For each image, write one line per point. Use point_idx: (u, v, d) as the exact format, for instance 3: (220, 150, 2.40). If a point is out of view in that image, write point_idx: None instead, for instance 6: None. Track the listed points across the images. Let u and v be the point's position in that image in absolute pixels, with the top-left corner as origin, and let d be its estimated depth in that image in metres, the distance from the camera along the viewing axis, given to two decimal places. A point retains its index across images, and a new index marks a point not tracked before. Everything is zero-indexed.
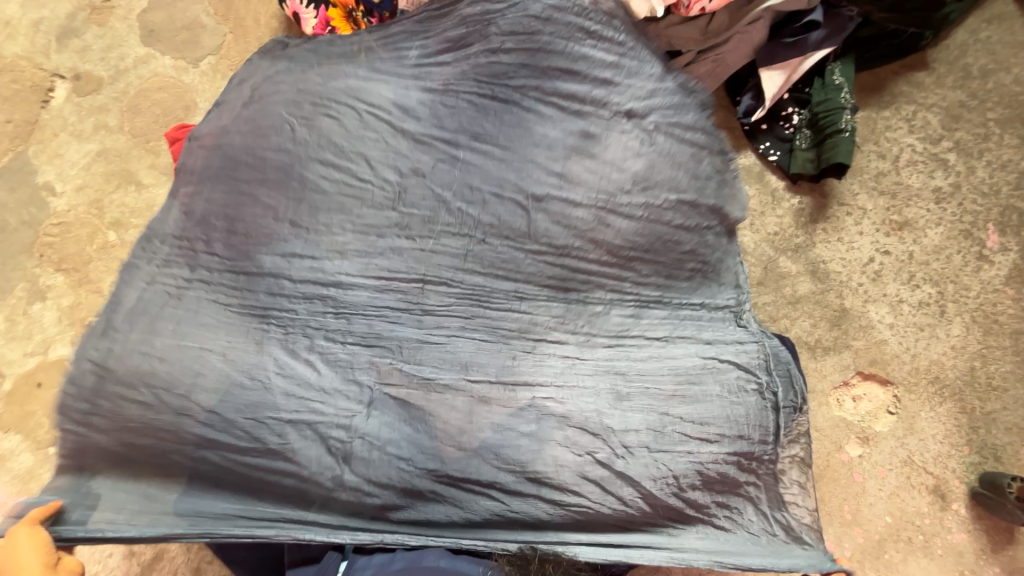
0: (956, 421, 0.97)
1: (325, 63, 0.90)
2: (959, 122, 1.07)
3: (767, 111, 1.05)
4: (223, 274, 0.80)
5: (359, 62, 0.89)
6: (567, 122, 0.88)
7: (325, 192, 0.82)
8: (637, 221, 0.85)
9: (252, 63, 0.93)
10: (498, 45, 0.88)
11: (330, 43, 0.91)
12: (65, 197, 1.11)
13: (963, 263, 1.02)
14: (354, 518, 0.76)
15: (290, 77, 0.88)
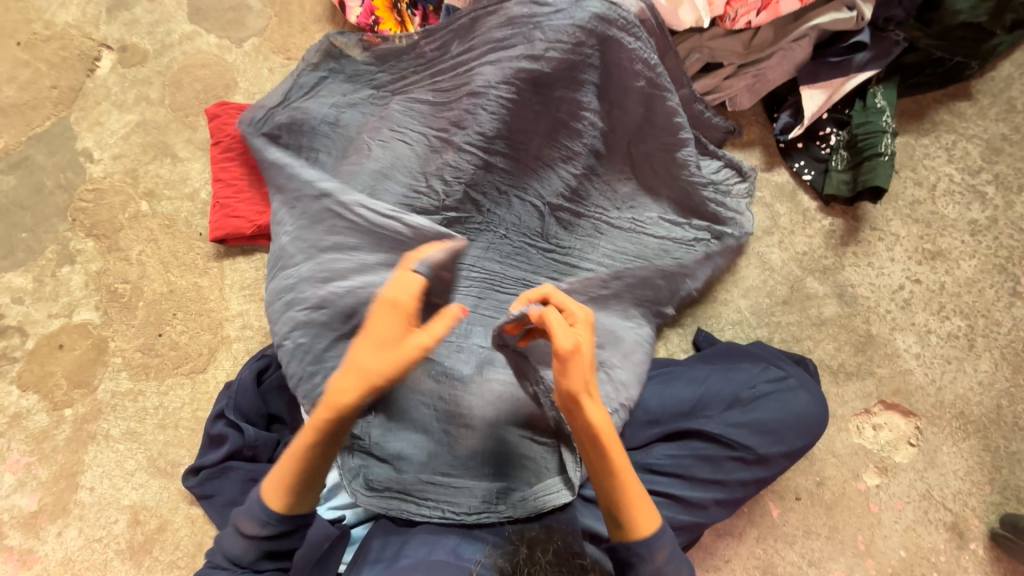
0: (979, 459, 0.94)
1: (394, 77, 0.97)
2: (999, 156, 1.06)
3: (805, 130, 1.05)
4: (277, 250, 0.90)
5: (424, 81, 0.95)
6: (592, 141, 0.95)
7: (379, 194, 0.91)
8: (626, 232, 0.99)
9: (315, 65, 0.97)
10: (542, 51, 0.87)
11: (399, 58, 0.96)
12: (102, 164, 1.13)
13: (996, 298, 1.00)
14: (366, 489, 0.80)
15: (359, 90, 0.98)
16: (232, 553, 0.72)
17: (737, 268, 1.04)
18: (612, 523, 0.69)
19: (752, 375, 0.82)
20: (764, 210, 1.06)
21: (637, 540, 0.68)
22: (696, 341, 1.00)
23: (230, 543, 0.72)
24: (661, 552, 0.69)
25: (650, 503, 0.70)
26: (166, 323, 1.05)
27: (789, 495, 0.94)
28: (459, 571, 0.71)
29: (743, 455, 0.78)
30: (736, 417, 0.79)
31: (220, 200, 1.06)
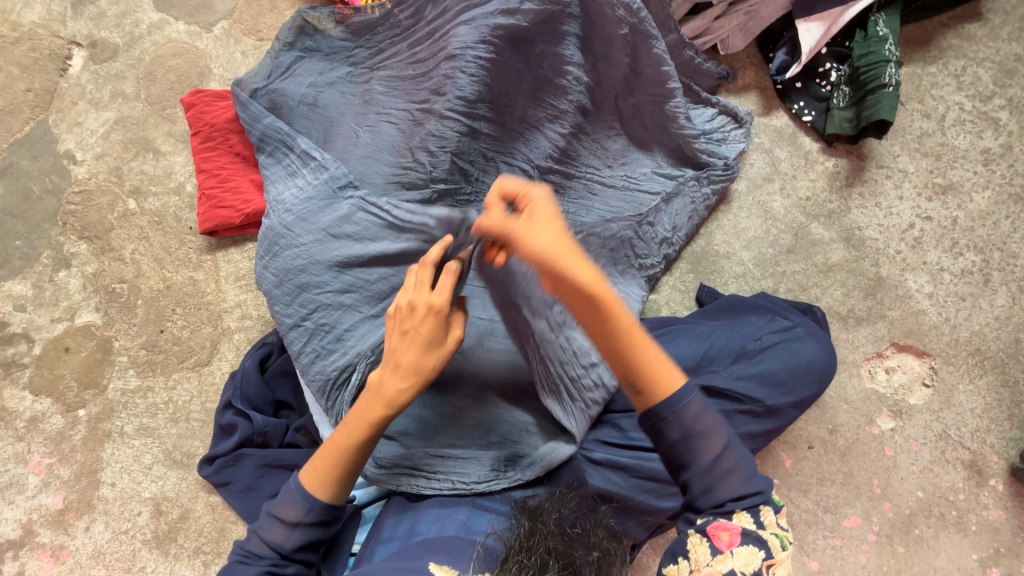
0: (997, 395, 0.92)
1: (369, 48, 0.93)
2: (1013, 78, 0.99)
3: (803, 68, 0.99)
4: (268, 235, 0.88)
5: (398, 49, 0.91)
6: (578, 97, 0.90)
7: (365, 174, 0.89)
8: (618, 190, 0.96)
9: (287, 43, 0.93)
10: (516, 5, 0.82)
11: (373, 29, 0.92)
12: (86, 165, 1.12)
13: (1012, 229, 0.96)
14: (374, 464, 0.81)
15: (335, 66, 0.94)
16: (272, 542, 0.68)
17: (738, 219, 1.01)
18: (634, 391, 0.65)
19: (758, 327, 0.80)
20: (763, 156, 1.02)
21: (663, 399, 0.63)
22: (699, 297, 0.98)
23: (269, 532, 0.69)
24: (692, 406, 0.64)
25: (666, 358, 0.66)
26: (166, 319, 1.05)
27: (801, 444, 0.93)
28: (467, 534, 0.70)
29: (753, 408, 0.75)
30: (743, 370, 0.77)
31: (206, 191, 1.04)
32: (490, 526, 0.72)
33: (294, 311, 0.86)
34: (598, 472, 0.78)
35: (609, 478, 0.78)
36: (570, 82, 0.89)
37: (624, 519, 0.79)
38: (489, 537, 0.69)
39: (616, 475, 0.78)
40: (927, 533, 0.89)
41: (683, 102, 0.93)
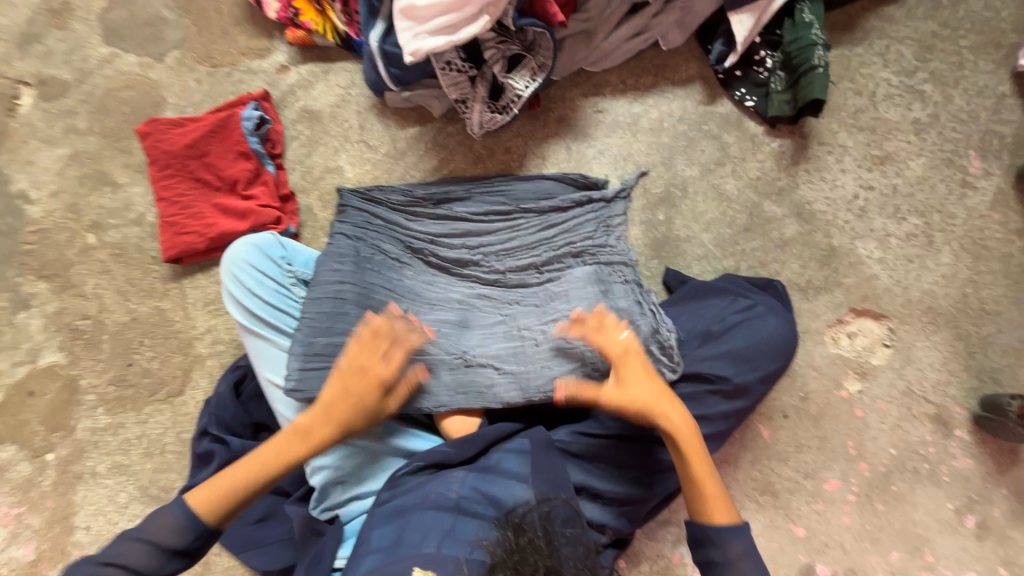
0: (952, 348, 0.96)
1: (352, 87, 1.11)
2: (932, 53, 1.07)
3: (739, 57, 1.05)
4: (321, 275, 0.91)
5: (370, 71, 1.04)
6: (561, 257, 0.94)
7: (468, 239, 0.97)
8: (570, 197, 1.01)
9: (379, 214, 0.97)
10: (458, 30, 0.90)
11: (358, 62, 1.12)
12: (41, 204, 1.10)
13: (947, 191, 1.02)
14: (368, 464, 0.82)
15: (332, 117, 1.10)
16: (268, 565, 0.89)
17: (696, 203, 1.04)
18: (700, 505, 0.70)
19: (720, 309, 0.84)
20: (713, 142, 1.06)
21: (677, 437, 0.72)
22: (666, 281, 1.01)
23: (253, 561, 0.90)
24: (737, 543, 0.68)
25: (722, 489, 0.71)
26: (134, 351, 1.03)
27: (776, 414, 0.95)
28: (468, 514, 0.71)
29: (723, 387, 0.79)
30: (710, 350, 0.81)
31: (167, 218, 1.04)
32: (476, 533, 0.69)
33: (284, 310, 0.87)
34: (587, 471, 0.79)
35: (591, 475, 0.79)
36: (511, 101, 0.99)
37: (606, 514, 0.78)
38: (475, 549, 0.66)
39: (608, 469, 0.79)
40: (903, 488, 0.92)
41: (611, 101, 1.08)
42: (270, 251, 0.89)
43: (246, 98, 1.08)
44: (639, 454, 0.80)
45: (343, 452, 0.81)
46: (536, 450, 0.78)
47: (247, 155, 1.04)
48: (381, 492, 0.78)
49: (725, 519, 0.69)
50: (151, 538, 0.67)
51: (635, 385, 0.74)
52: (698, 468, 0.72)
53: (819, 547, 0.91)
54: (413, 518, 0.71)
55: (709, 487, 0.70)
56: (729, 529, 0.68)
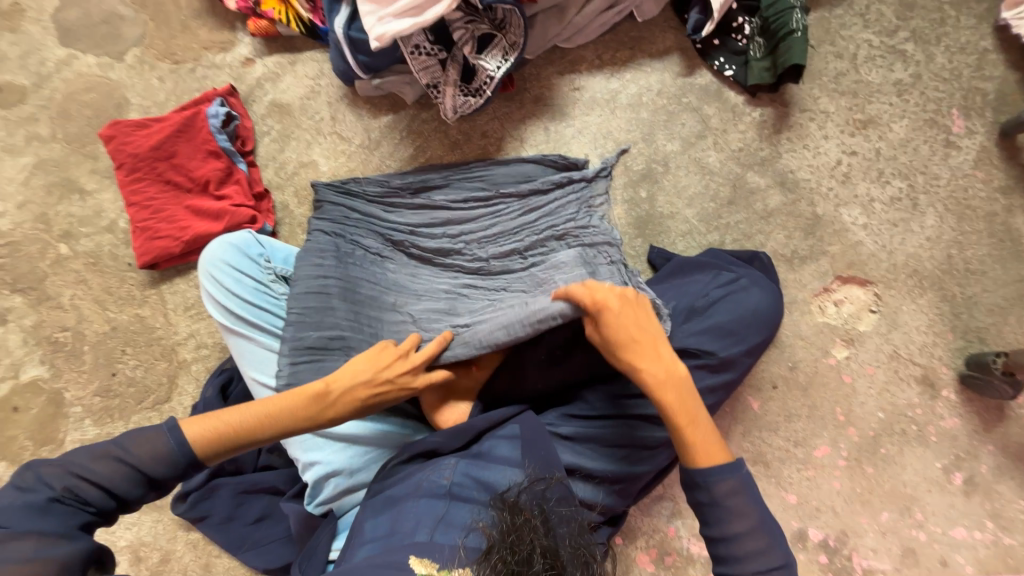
0: (938, 310, 0.97)
1: (320, 77, 1.08)
2: (913, 11, 1.04)
3: (716, 25, 1.02)
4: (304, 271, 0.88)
5: (337, 59, 1.00)
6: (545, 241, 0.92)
7: (448, 228, 0.95)
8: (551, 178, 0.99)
9: (356, 205, 0.95)
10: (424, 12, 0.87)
11: (325, 51, 1.08)
12: (9, 216, 1.07)
13: (931, 152, 1.01)
14: (361, 457, 0.82)
15: (302, 109, 1.07)
16: (267, 564, 0.88)
17: (678, 179, 1.03)
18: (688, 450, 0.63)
19: (704, 284, 0.84)
20: (693, 115, 1.04)
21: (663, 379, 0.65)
22: (651, 259, 1.00)
23: (253, 559, 0.89)
24: (725, 484, 0.60)
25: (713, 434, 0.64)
26: (117, 360, 1.02)
27: (766, 386, 0.95)
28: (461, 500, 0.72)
29: (709, 361, 0.78)
30: (695, 326, 0.79)
31: (140, 223, 1.01)
32: (473, 518, 0.69)
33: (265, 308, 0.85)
34: (576, 452, 0.78)
35: (582, 456, 0.79)
36: (483, 82, 0.96)
37: (598, 492, 0.78)
38: (472, 534, 0.67)
39: (599, 449, 0.79)
40: (893, 450, 0.93)
41: (588, 77, 1.05)
42: (246, 249, 0.87)
43: (211, 94, 1.05)
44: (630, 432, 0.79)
45: (335, 447, 0.81)
46: (528, 433, 0.77)
47: (217, 154, 1.01)
48: (374, 484, 0.78)
49: (712, 466, 0.61)
50: (104, 476, 0.57)
51: (619, 324, 0.67)
52: (684, 420, 0.64)
53: (811, 513, 0.92)
54: (407, 508, 0.71)
55: (692, 441, 0.63)
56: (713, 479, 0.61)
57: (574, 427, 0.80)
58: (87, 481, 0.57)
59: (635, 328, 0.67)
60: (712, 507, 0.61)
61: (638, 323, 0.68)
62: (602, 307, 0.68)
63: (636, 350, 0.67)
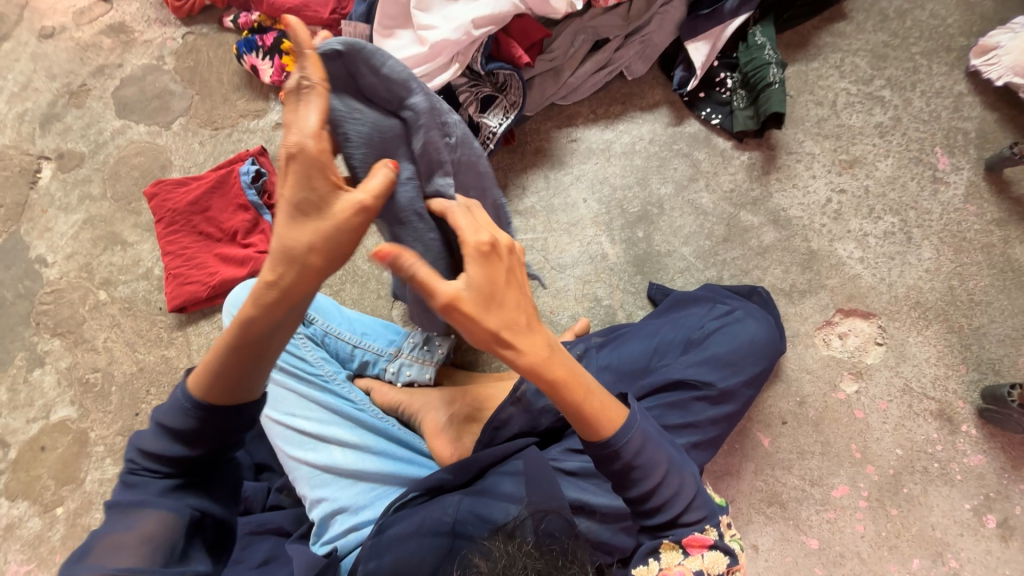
0: (946, 341, 0.96)
1: None
2: (886, 61, 1.12)
3: (700, 80, 1.11)
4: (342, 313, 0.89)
5: None
6: None
7: None
8: None
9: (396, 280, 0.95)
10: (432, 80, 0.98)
11: None
12: (57, 266, 1.17)
13: (919, 189, 1.05)
14: (367, 495, 0.83)
15: None
16: None
17: (673, 219, 1.08)
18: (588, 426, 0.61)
19: (700, 316, 0.86)
20: (684, 160, 1.10)
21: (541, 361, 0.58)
22: (650, 295, 1.03)
23: None
24: (634, 441, 0.62)
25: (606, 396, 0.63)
26: (141, 400, 1.07)
27: (775, 421, 0.94)
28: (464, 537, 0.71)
29: (708, 393, 0.78)
30: (693, 357, 0.81)
31: (173, 271, 1.10)
32: (471, 551, 0.66)
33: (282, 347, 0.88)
34: (580, 488, 0.79)
35: (586, 492, 0.78)
36: (486, 137, 1.04)
37: (605, 530, 0.76)
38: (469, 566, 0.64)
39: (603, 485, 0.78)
40: (916, 489, 0.89)
41: (583, 129, 1.14)
42: None
43: (244, 154, 1.16)
44: None
45: (342, 483, 0.83)
46: (530, 469, 0.78)
47: (246, 207, 1.11)
48: (378, 521, 0.78)
49: (615, 430, 0.61)
50: (152, 445, 0.57)
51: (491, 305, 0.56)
52: (578, 390, 0.60)
53: (835, 559, 0.88)
54: (410, 545, 0.71)
55: (592, 407, 0.61)
56: (620, 443, 0.61)
57: (578, 462, 0.80)
58: (141, 451, 0.57)
59: (513, 291, 0.57)
60: (631, 472, 0.62)
61: (518, 283, 0.58)
62: (480, 269, 0.55)
63: (520, 324, 0.57)
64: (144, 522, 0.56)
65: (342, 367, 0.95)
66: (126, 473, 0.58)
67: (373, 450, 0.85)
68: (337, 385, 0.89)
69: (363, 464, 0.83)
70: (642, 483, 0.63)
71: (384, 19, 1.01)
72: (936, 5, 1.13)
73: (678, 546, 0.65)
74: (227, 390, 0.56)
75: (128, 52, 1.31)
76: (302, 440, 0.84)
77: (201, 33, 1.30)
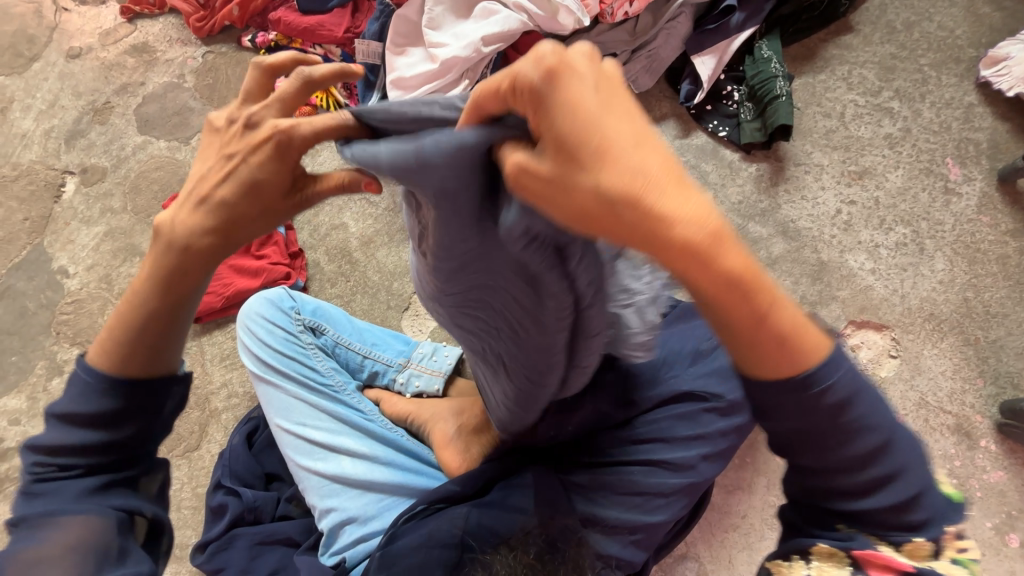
0: (962, 354, 0.94)
1: None
2: (894, 73, 1.12)
3: (707, 93, 1.12)
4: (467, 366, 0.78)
5: None
6: None
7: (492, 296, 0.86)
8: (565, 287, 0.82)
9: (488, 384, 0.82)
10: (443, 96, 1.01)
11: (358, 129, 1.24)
12: (78, 277, 1.20)
13: (931, 200, 1.04)
14: (377, 505, 0.82)
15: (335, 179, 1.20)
16: None
17: None
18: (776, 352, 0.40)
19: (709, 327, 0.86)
20: (692, 172, 1.11)
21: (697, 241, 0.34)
22: None
23: None
24: (823, 368, 0.41)
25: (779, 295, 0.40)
26: None
27: None
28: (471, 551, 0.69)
29: (717, 404, 0.79)
30: (702, 369, 0.81)
31: None
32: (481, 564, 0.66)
33: (292, 359, 0.89)
34: (592, 503, 0.77)
35: (598, 508, 0.77)
36: None
37: (616, 544, 0.76)
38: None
39: (615, 500, 0.77)
40: None
41: None
42: (279, 302, 0.93)
43: None
44: (645, 479, 0.77)
45: (352, 494, 0.83)
46: (541, 483, 0.77)
47: None
48: (387, 531, 0.78)
49: (803, 349, 0.40)
50: (55, 442, 0.50)
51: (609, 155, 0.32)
52: (751, 287, 0.37)
53: None
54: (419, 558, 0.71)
55: (775, 325, 0.39)
56: (818, 386, 0.41)
57: (588, 476, 0.79)
58: (44, 452, 0.51)
59: (620, 120, 0.33)
60: (824, 433, 0.42)
61: (629, 119, 0.33)
62: (551, 115, 0.33)
63: (652, 183, 0.33)
64: (60, 530, 0.49)
65: (352, 378, 0.96)
66: (28, 482, 0.51)
67: (383, 460, 0.85)
68: (347, 395, 0.90)
69: (372, 474, 0.84)
70: (845, 445, 0.43)
71: (397, 38, 1.05)
72: (944, 17, 1.14)
73: (846, 559, 0.44)
74: (139, 355, 0.51)
75: (151, 71, 1.36)
76: (313, 450, 0.85)
77: (220, 52, 1.34)
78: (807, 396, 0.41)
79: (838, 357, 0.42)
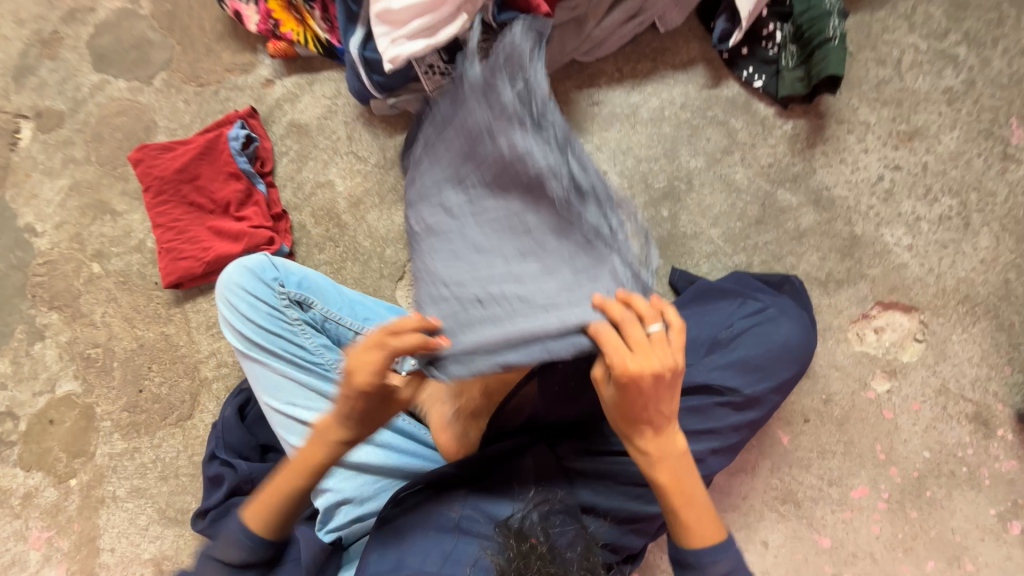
0: (993, 340, 0.88)
1: (338, 96, 1.08)
2: (967, 11, 0.95)
3: (745, 33, 0.96)
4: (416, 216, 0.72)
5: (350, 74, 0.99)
6: None
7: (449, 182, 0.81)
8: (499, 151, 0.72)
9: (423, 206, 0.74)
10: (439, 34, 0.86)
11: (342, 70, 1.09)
12: (47, 236, 1.12)
13: (986, 167, 0.92)
14: (372, 485, 0.82)
15: (318, 131, 1.08)
16: None
17: (702, 196, 0.97)
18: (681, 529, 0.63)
19: (728, 314, 0.79)
20: (719, 129, 0.98)
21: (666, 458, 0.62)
22: (672, 282, 0.96)
23: None
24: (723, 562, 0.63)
25: (708, 512, 0.64)
26: (144, 377, 1.05)
27: (796, 419, 0.89)
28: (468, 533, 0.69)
29: (732, 399, 0.73)
30: (718, 360, 0.75)
31: (164, 244, 1.04)
32: (478, 548, 0.68)
33: (279, 335, 0.84)
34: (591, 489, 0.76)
35: (596, 493, 0.76)
36: None
37: (614, 530, 0.75)
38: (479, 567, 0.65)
39: (614, 486, 0.76)
40: (939, 493, 0.86)
41: (605, 89, 1.01)
42: (262, 273, 0.85)
43: (233, 116, 1.07)
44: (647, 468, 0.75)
45: (346, 474, 0.81)
46: (538, 466, 0.75)
47: (238, 175, 1.03)
48: (382, 513, 0.77)
49: (704, 545, 0.63)
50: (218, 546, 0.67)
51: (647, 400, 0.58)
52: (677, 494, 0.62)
53: (846, 557, 0.86)
54: (415, 540, 0.70)
55: (686, 520, 0.63)
56: (707, 559, 0.63)
57: (588, 462, 0.77)
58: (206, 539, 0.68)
59: (666, 401, 0.59)
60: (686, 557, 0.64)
61: (670, 403, 0.59)
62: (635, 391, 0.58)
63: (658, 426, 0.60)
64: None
65: None
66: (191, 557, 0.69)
67: (378, 442, 0.83)
68: (339, 375, 0.85)
69: (367, 456, 0.81)
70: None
71: None
72: None
73: None
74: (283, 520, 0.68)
75: None
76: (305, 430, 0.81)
77: None
78: (693, 560, 0.63)
79: (725, 545, 0.63)
